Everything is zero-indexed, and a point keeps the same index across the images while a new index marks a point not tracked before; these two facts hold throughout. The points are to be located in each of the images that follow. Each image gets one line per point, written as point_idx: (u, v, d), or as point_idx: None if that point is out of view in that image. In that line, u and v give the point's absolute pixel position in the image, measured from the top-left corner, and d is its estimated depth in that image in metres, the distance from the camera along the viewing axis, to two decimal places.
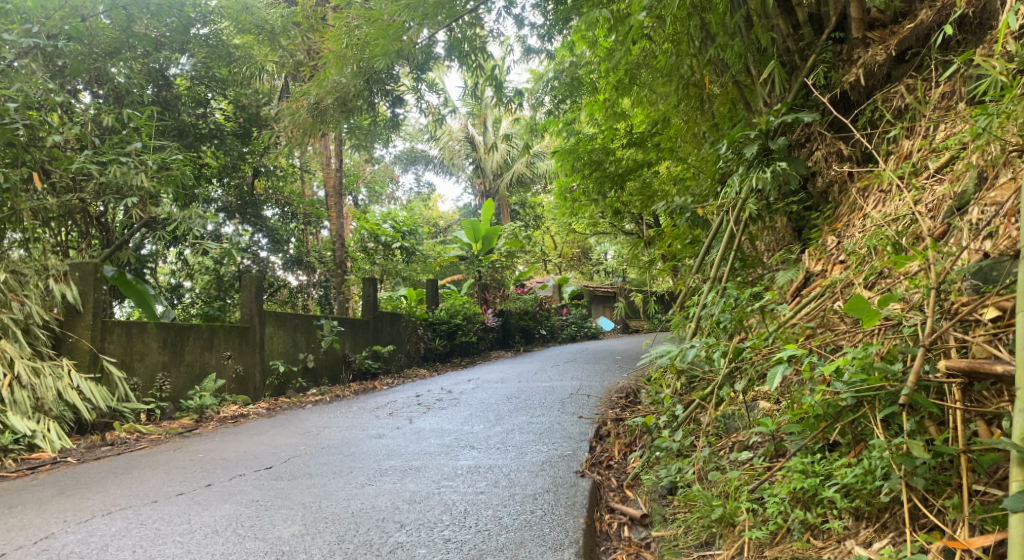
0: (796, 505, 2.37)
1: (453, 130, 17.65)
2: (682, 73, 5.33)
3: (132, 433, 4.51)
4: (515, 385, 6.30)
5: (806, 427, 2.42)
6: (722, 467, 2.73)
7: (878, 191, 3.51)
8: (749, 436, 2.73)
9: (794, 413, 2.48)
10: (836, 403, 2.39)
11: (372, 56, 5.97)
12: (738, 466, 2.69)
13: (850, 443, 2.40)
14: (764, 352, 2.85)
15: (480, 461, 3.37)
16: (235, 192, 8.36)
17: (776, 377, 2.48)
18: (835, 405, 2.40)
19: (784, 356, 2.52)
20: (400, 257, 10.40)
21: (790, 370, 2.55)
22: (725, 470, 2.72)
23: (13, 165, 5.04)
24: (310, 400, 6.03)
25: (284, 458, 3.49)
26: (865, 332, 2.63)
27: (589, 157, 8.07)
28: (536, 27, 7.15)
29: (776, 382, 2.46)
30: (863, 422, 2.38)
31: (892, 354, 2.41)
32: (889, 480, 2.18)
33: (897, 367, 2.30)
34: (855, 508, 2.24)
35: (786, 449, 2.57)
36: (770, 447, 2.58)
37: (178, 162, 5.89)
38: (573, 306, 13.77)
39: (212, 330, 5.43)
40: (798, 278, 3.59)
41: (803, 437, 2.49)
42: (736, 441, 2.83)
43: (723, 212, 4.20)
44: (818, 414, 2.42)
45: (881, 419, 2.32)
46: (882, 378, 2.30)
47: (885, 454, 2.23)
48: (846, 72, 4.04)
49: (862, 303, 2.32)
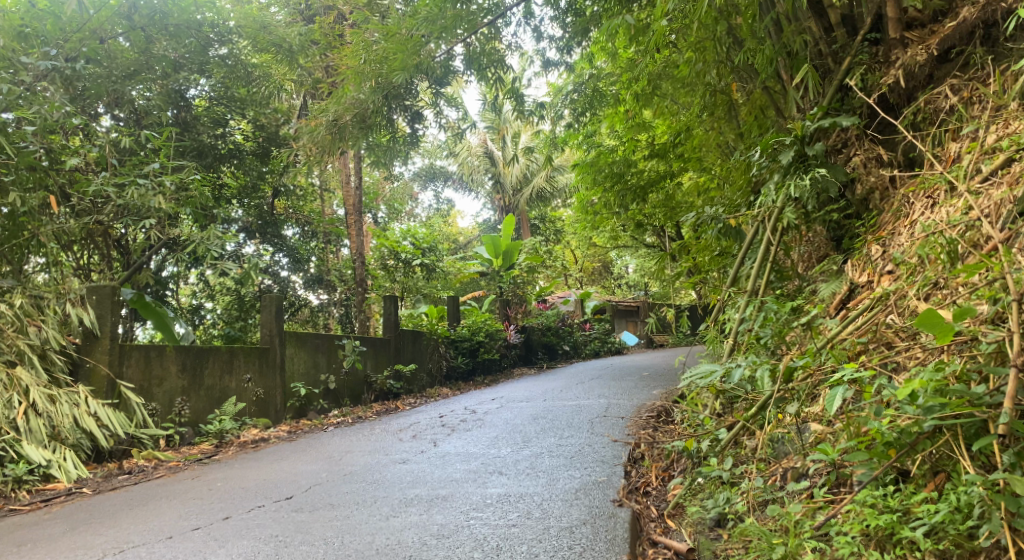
0: (870, 546, 2.17)
1: (471, 145, 17.60)
2: (707, 80, 5.17)
3: (151, 461, 4.41)
4: (541, 404, 6.14)
5: (878, 456, 2.26)
6: (779, 500, 2.55)
7: (924, 198, 3.32)
8: (806, 465, 2.55)
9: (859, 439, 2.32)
10: (910, 429, 2.22)
11: (391, 71, 5.88)
12: (796, 497, 2.50)
13: (927, 475, 2.24)
14: (816, 372, 2.68)
15: (509, 488, 3.21)
16: (255, 211, 8.31)
17: (836, 400, 2.35)
18: (909, 432, 2.24)
19: (844, 377, 2.38)
20: (420, 274, 10.30)
21: (850, 391, 2.40)
22: (783, 502, 2.53)
23: (35, 188, 4.98)
24: (332, 422, 5.91)
25: (305, 486, 3.35)
26: (928, 349, 2.47)
27: (610, 170, 7.81)
28: (555, 40, 7.11)
29: (836, 405, 2.32)
30: (943, 452, 2.22)
31: (963, 375, 2.25)
32: (989, 522, 2.00)
33: (982, 389, 2.15)
34: (941, 550, 2.06)
35: (850, 479, 2.40)
36: (832, 477, 2.40)
37: (196, 182, 5.79)
38: (596, 321, 13.57)
39: (232, 351, 5.33)
40: (842, 290, 3.41)
41: (871, 466, 2.30)
42: (790, 468, 2.65)
43: (758, 222, 4.02)
44: (888, 442, 2.27)
45: (969, 449, 2.15)
46: (966, 403, 2.15)
47: (979, 490, 2.05)
48: (884, 73, 3.85)
49: (936, 317, 2.17)
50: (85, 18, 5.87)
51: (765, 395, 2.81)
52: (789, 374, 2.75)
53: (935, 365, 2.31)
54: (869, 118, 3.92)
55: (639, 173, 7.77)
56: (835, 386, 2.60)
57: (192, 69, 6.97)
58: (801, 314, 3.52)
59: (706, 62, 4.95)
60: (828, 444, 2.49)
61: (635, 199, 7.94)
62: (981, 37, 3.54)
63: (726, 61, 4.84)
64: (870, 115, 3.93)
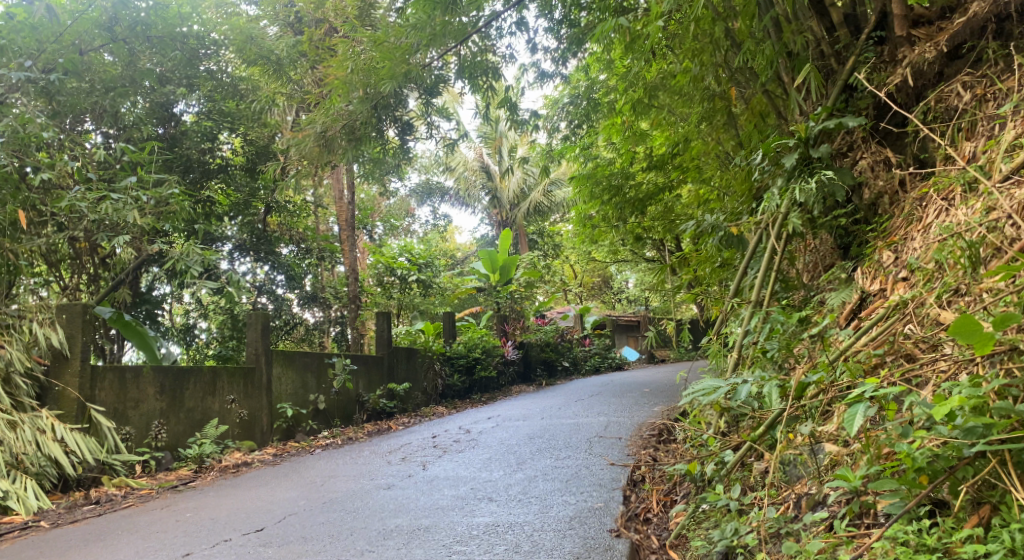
0: None
1: (468, 159, 17.45)
2: (706, 85, 5.02)
3: (122, 489, 4.20)
4: (539, 422, 5.91)
5: (912, 485, 2.05)
6: (796, 535, 2.31)
7: (938, 200, 3.13)
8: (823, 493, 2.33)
9: (888, 465, 2.10)
10: (949, 454, 2.01)
11: (378, 80, 5.69)
12: (814, 529, 2.27)
13: (967, 508, 2.02)
14: (832, 388, 2.47)
15: (497, 517, 2.99)
16: (247, 229, 8.13)
17: (857, 418, 2.14)
18: (948, 457, 2.02)
19: (864, 393, 2.18)
20: (417, 290, 10.10)
21: (871, 409, 2.20)
22: (799, 535, 2.30)
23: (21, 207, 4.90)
24: (320, 444, 5.68)
25: (278, 517, 3.13)
26: (956, 362, 2.28)
27: (608, 182, 7.55)
28: (549, 51, 6.95)
29: (857, 423, 2.12)
30: (987, 479, 2.01)
31: (1002, 391, 2.04)
32: None
33: None
34: None
35: (876, 509, 2.18)
36: (855, 507, 2.18)
37: (177, 196, 5.48)
38: (597, 336, 13.31)
39: (215, 372, 5.12)
40: (852, 300, 3.21)
41: (903, 495, 2.08)
42: (806, 495, 2.43)
43: (761, 229, 3.82)
44: (919, 468, 2.06)
45: (1019, 475, 1.95)
46: (1012, 423, 1.95)
47: None
48: (890, 73, 3.68)
49: (974, 326, 1.97)
50: (62, 28, 5.70)
51: (775, 412, 2.59)
52: (801, 387, 2.55)
53: (969, 381, 2.10)
54: (877, 118, 3.73)
55: (638, 186, 7.50)
56: (854, 404, 2.39)
57: (179, 84, 6.89)
58: (809, 325, 3.31)
59: (705, 66, 4.76)
60: (849, 471, 2.27)
61: (634, 212, 7.71)
62: (993, 32, 3.37)
63: (724, 64, 4.67)
64: (877, 116, 3.75)
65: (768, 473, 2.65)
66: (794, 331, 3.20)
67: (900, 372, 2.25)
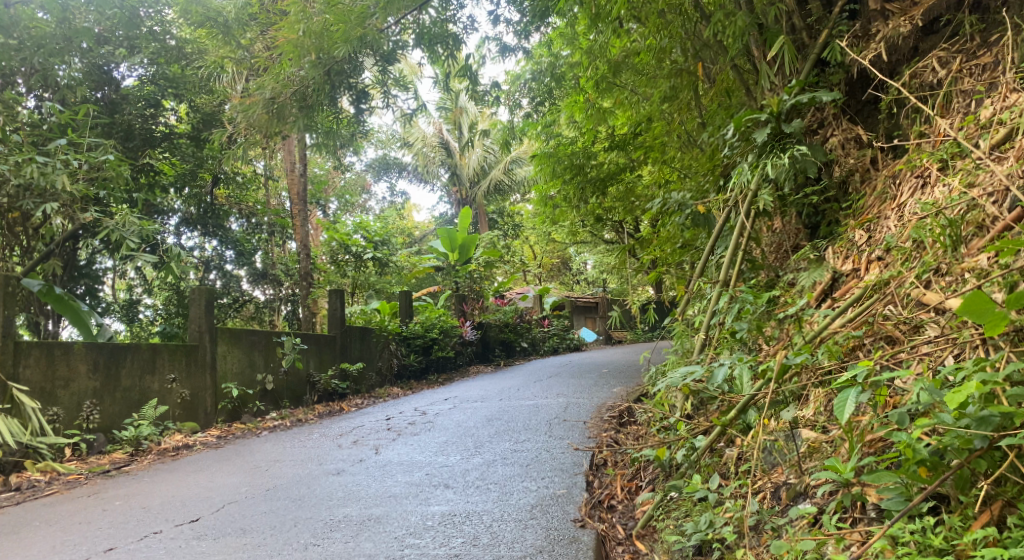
0: None
1: (426, 135, 17.07)
2: (673, 59, 4.85)
3: (47, 474, 3.92)
4: (496, 404, 5.75)
5: (914, 479, 1.94)
6: (777, 529, 2.19)
7: (913, 178, 3.04)
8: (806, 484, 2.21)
9: (886, 456, 1.98)
10: (960, 446, 1.90)
11: (332, 43, 5.38)
12: (799, 523, 2.15)
13: (976, 504, 1.90)
14: (815, 371, 2.35)
15: (453, 506, 2.82)
16: (195, 201, 7.76)
17: (847, 404, 2.03)
18: (958, 449, 1.91)
19: (855, 377, 2.06)
20: (373, 268, 9.83)
21: (863, 396, 2.08)
22: (779, 529, 2.18)
23: None
24: (267, 426, 5.43)
25: (216, 506, 2.90)
26: (948, 345, 2.19)
27: (570, 161, 7.37)
28: (512, 23, 6.72)
29: (849, 409, 2.00)
30: (992, 473, 1.90)
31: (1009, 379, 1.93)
32: None
33: None
34: None
35: (868, 503, 2.06)
36: (845, 502, 2.06)
37: (112, 162, 5.13)
38: (555, 317, 13.21)
39: (154, 349, 4.82)
40: (824, 279, 3.10)
41: (901, 490, 1.96)
42: (786, 485, 2.32)
43: (730, 207, 3.68)
44: (921, 461, 1.95)
45: None
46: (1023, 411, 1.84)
47: None
48: (863, 47, 3.55)
49: (985, 305, 1.86)
50: None
51: (748, 398, 2.46)
52: (776, 369, 2.41)
53: (971, 368, 1.99)
54: (849, 95, 3.63)
55: (599, 166, 7.28)
56: (843, 388, 2.29)
57: (119, 45, 6.52)
58: (779, 306, 3.20)
59: (673, 38, 4.61)
60: (837, 461, 2.15)
61: (595, 192, 7.40)
62: (970, 5, 3.25)
63: (693, 37, 4.53)
64: (849, 92, 3.63)
65: (742, 460, 2.54)
66: (763, 310, 3.08)
67: (890, 355, 2.14)
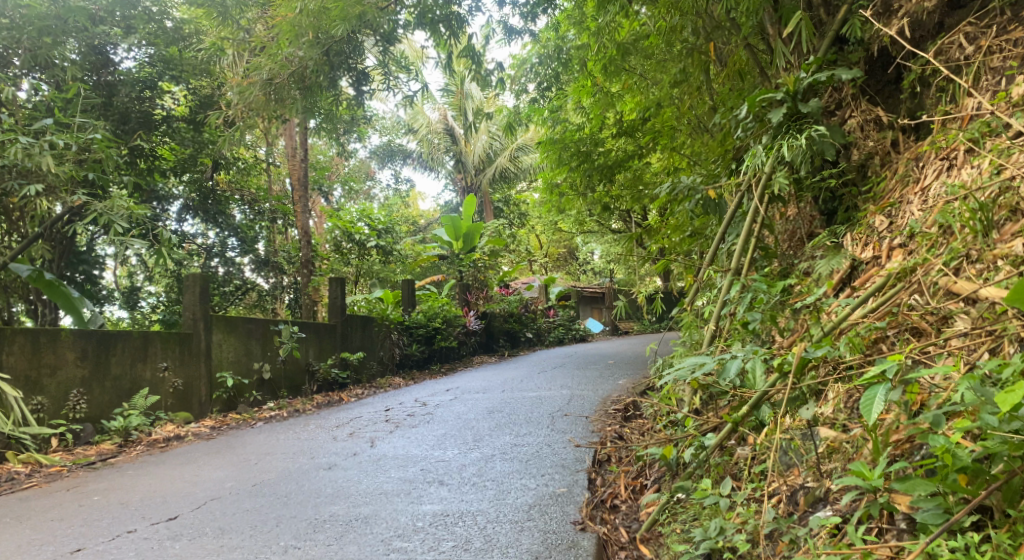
0: None
1: (431, 121, 16.83)
2: (684, 38, 4.63)
3: (29, 466, 3.81)
4: (498, 396, 5.61)
5: (953, 489, 1.78)
6: (795, 539, 2.03)
7: (939, 160, 2.86)
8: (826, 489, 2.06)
9: (922, 463, 1.82)
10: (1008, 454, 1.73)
11: (330, 22, 5.22)
12: (819, 533, 1.99)
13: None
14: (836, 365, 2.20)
15: (447, 505, 2.67)
16: (195, 187, 7.64)
17: (876, 404, 1.88)
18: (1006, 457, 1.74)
19: (885, 375, 1.91)
20: (376, 257, 9.69)
21: (894, 395, 1.93)
22: (797, 539, 2.02)
23: None
24: (264, 416, 5.31)
25: (196, 503, 2.78)
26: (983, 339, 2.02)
27: (576, 148, 7.12)
28: (518, 5, 6.43)
29: (878, 409, 1.85)
30: None
31: None
32: None
33: None
34: None
35: (900, 514, 1.90)
36: (874, 511, 1.91)
37: (101, 143, 4.99)
38: (561, 307, 13.06)
39: (146, 336, 4.71)
40: (842, 267, 2.94)
41: (940, 502, 1.80)
42: (804, 488, 2.16)
43: (742, 192, 3.51)
44: (961, 469, 1.78)
45: None
46: None
47: None
48: (883, 24, 3.36)
49: None
50: None
51: (760, 393, 2.30)
52: (794, 363, 2.25)
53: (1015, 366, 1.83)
54: (868, 74, 3.44)
55: (607, 152, 7.01)
56: (869, 384, 2.14)
57: (116, 25, 6.37)
58: (794, 295, 3.03)
59: (683, 16, 4.42)
60: (865, 466, 1.99)
61: (603, 179, 7.16)
62: None
63: (705, 15, 4.33)
64: (868, 71, 3.46)
65: (755, 461, 2.37)
66: (777, 300, 2.92)
67: (921, 349, 1.97)
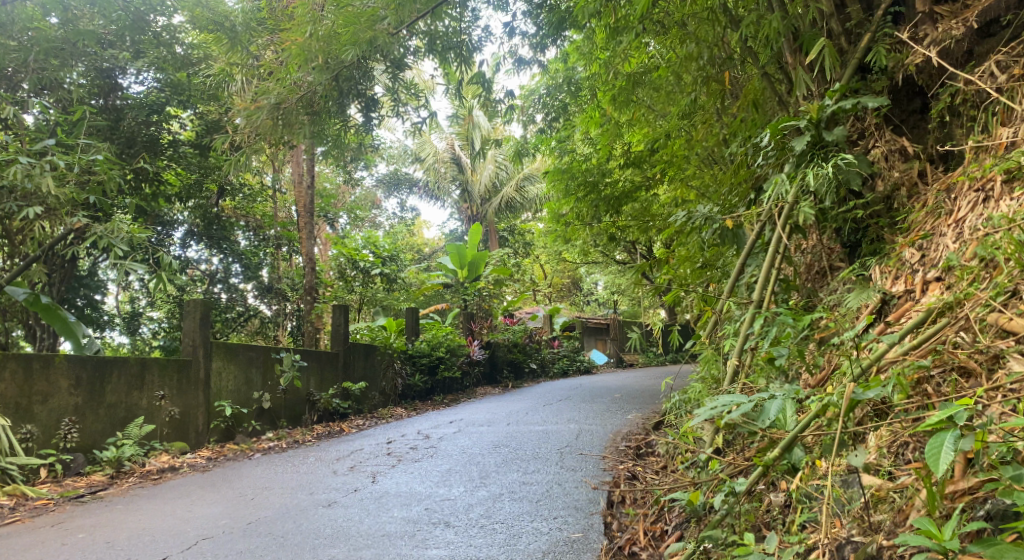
0: None
1: (437, 150, 16.81)
2: (700, 65, 4.44)
3: (15, 497, 3.64)
4: (504, 429, 5.44)
5: None
6: None
7: (973, 191, 2.73)
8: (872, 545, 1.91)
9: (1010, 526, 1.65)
10: None
11: (339, 47, 5.12)
12: None
13: None
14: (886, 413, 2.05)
15: (454, 550, 2.52)
16: (200, 213, 7.56)
17: (944, 454, 1.73)
18: None
19: (949, 425, 1.76)
20: (380, 285, 9.56)
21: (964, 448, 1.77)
22: None
23: None
24: (262, 447, 5.14)
25: (187, 544, 2.64)
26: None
27: (584, 178, 7.05)
28: (528, 36, 6.39)
29: (946, 464, 1.70)
30: None
31: None
32: None
33: None
34: None
35: None
36: None
37: (104, 165, 4.91)
38: (566, 338, 12.89)
39: (143, 363, 4.58)
40: (872, 301, 2.81)
41: None
42: (851, 543, 2.00)
43: (762, 222, 3.39)
44: None
45: None
46: None
47: None
48: (909, 52, 3.25)
49: None
50: None
51: (793, 433, 2.16)
52: (841, 405, 2.10)
53: None
54: (893, 103, 3.33)
55: (613, 183, 6.88)
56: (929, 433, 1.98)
57: (125, 49, 6.34)
58: (821, 331, 2.89)
59: (700, 42, 4.32)
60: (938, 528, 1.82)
61: (609, 211, 7.02)
62: None
63: (722, 43, 4.24)
64: (893, 101, 3.35)
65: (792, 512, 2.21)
66: (805, 334, 2.77)
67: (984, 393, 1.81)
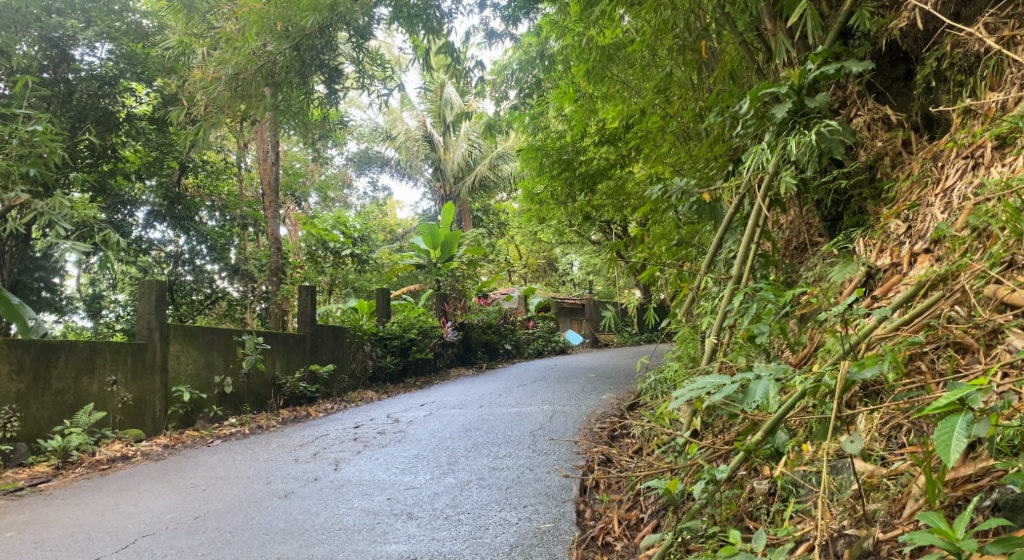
0: None
1: (410, 128, 16.42)
2: (675, 34, 4.24)
3: None
4: (476, 412, 5.27)
5: None
6: None
7: (962, 159, 2.60)
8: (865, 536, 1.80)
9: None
10: None
11: (299, 13, 4.85)
12: None
13: None
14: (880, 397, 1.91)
15: (415, 545, 2.36)
16: (162, 192, 7.28)
17: (954, 440, 1.62)
18: None
19: (959, 411, 1.64)
20: (351, 265, 9.30)
21: (975, 433, 1.66)
22: None
23: None
24: (224, 433, 4.93)
25: (125, 543, 2.46)
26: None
27: (558, 155, 6.77)
28: (499, 7, 5.99)
29: (958, 454, 1.58)
30: None
31: None
32: None
33: None
34: None
35: None
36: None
37: (43, 135, 4.64)
38: (541, 318, 12.74)
39: (93, 347, 4.36)
40: (857, 275, 2.68)
41: None
42: (844, 536, 1.90)
43: (741, 195, 3.24)
44: None
45: None
46: None
47: None
48: (892, 16, 3.07)
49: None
50: None
51: (775, 416, 2.03)
52: (832, 386, 1.97)
53: None
54: (875, 69, 3.17)
55: (588, 161, 6.59)
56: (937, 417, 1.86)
57: (73, 17, 6.01)
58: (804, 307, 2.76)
59: (676, 9, 4.04)
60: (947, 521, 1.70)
61: (583, 188, 6.80)
62: None
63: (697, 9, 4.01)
64: (875, 67, 3.18)
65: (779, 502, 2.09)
66: (787, 311, 2.64)
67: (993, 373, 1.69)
